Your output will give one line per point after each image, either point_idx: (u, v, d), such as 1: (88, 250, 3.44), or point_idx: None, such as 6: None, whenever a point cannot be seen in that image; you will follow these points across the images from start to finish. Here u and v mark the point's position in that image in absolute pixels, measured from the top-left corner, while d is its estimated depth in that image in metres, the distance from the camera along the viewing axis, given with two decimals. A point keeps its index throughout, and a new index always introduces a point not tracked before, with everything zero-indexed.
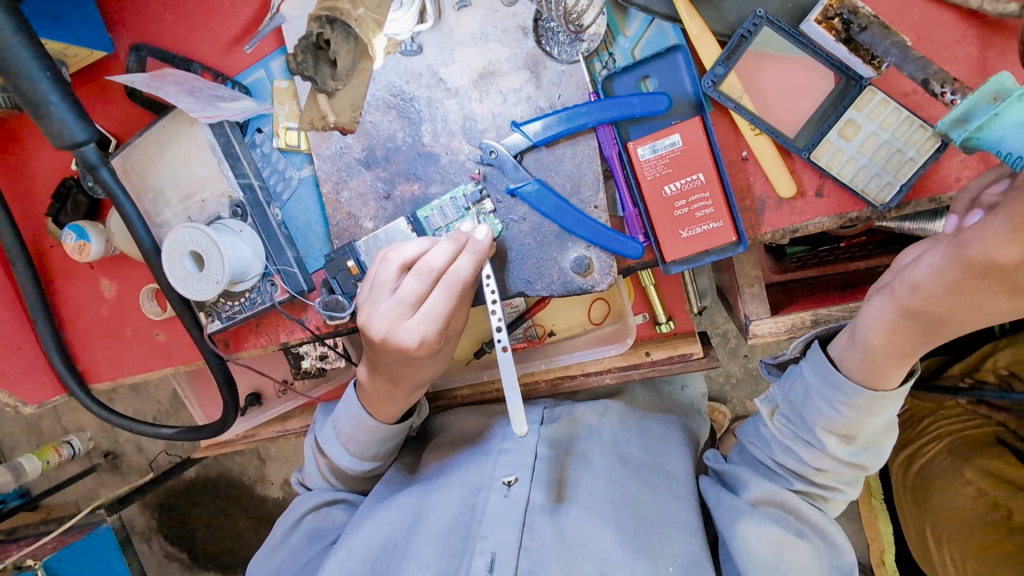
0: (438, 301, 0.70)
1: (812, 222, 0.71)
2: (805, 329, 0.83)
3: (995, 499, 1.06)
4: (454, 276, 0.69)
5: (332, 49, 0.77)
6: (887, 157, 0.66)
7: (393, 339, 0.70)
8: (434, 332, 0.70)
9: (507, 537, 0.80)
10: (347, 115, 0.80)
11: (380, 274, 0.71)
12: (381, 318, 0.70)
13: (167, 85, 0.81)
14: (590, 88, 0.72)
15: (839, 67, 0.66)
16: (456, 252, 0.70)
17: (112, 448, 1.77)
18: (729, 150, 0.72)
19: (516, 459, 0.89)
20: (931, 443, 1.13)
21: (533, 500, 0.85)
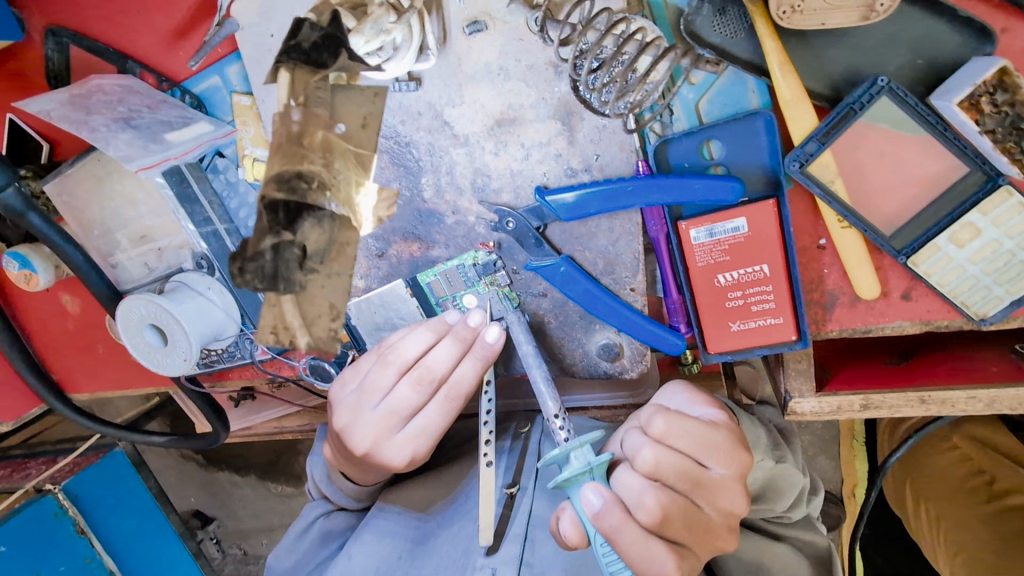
0: (435, 413, 0.61)
1: (890, 325, 0.59)
2: (852, 413, 0.73)
3: (981, 467, 0.97)
4: (457, 386, 0.61)
5: (299, 237, 0.55)
6: (1004, 269, 0.53)
7: (378, 457, 0.62)
8: (427, 448, 0.62)
9: (512, 552, 0.69)
10: (325, 326, 0.56)
11: (368, 375, 0.62)
12: (365, 433, 0.61)
13: (95, 112, 0.64)
14: (638, 153, 0.56)
15: (970, 155, 0.50)
16: (459, 354, 0.61)
17: None
18: (803, 234, 0.59)
19: (510, 466, 0.79)
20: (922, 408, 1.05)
21: (536, 512, 0.74)
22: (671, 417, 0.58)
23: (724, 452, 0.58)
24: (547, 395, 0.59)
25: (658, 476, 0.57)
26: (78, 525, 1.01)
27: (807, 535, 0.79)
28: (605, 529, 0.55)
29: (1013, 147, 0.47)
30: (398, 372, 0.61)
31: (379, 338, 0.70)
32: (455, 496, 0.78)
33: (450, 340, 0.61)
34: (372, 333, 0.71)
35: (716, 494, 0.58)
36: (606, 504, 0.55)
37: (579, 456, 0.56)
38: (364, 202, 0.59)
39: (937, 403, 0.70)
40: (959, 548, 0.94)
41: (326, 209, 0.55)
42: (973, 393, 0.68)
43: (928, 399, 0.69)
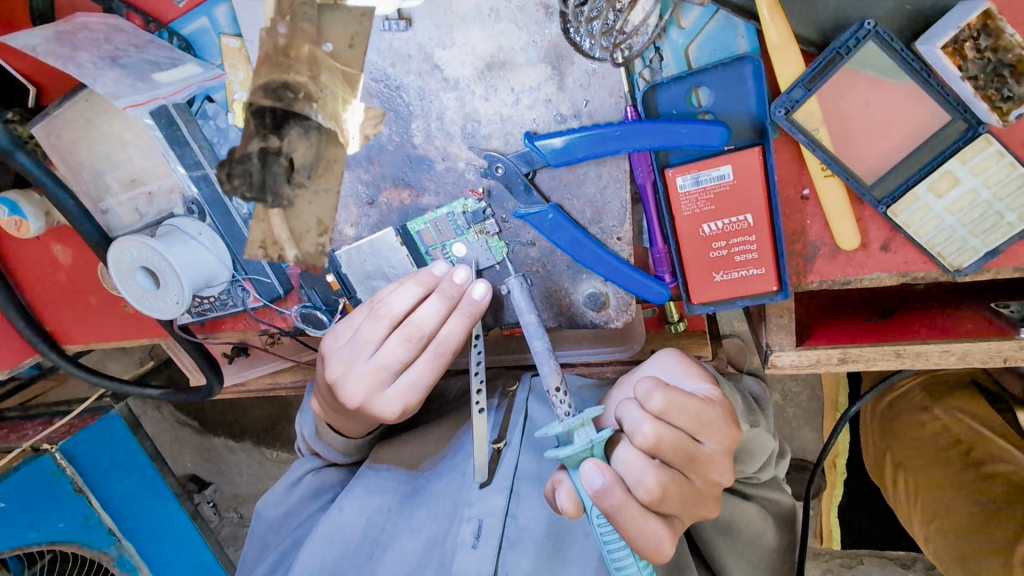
0: (424, 369, 0.63)
1: (869, 277, 0.61)
2: (830, 366, 0.75)
3: (957, 435, 0.98)
4: (445, 342, 0.62)
5: (287, 149, 0.65)
6: (980, 219, 0.54)
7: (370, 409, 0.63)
8: (417, 401, 0.64)
9: (496, 503, 0.71)
10: (310, 242, 0.70)
11: (360, 330, 0.63)
12: (356, 386, 0.62)
13: (82, 49, 0.63)
14: (627, 98, 0.57)
15: (953, 104, 0.51)
16: (447, 310, 0.62)
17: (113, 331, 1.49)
18: (788, 185, 0.59)
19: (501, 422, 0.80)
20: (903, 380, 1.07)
21: (521, 465, 0.76)
22: (671, 392, 0.57)
23: (716, 428, 0.58)
24: (545, 366, 0.60)
25: (656, 452, 0.56)
26: (75, 483, 1.03)
27: (773, 495, 0.82)
28: (608, 507, 0.55)
29: (994, 94, 0.48)
30: (388, 328, 0.63)
31: (370, 287, 0.70)
32: (444, 454, 0.81)
33: (438, 297, 0.62)
34: (364, 282, 0.71)
35: (708, 467, 0.58)
36: (608, 483, 0.54)
37: (582, 433, 0.56)
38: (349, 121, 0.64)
39: (911, 356, 0.72)
40: (934, 515, 0.96)
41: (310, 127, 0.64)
42: (946, 347, 0.70)
43: (903, 352, 0.71)
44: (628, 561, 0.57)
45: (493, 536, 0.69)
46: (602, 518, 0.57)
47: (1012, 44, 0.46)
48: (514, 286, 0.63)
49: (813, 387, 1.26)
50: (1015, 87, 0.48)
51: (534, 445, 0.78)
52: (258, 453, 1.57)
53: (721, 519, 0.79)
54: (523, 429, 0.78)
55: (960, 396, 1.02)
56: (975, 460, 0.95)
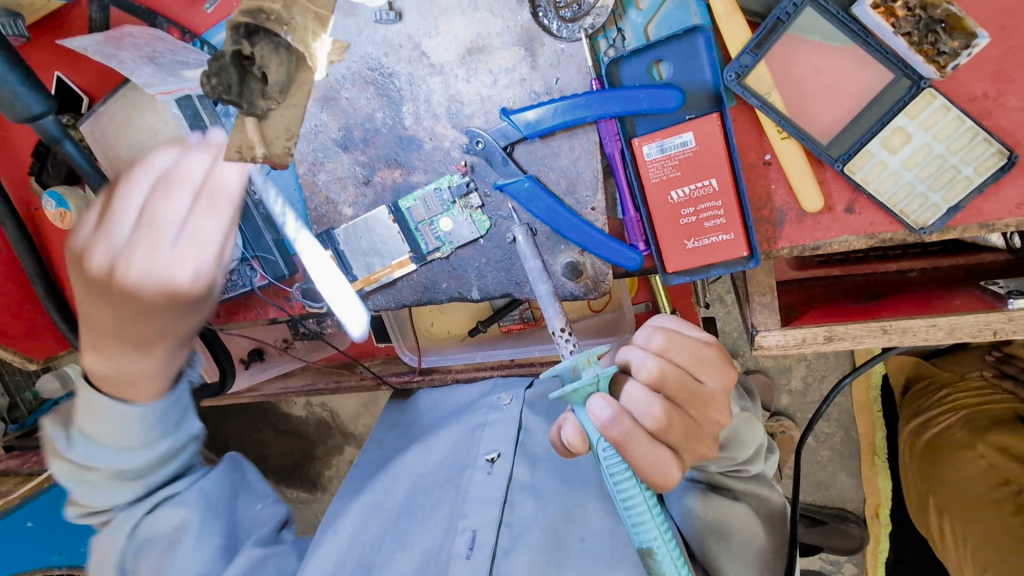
0: (163, 257, 0.46)
1: (837, 240, 0.62)
2: (817, 345, 0.74)
3: (1005, 475, 1.00)
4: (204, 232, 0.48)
5: (257, 63, 0.52)
6: (937, 174, 0.56)
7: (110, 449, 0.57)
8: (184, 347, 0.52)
9: (490, 513, 0.73)
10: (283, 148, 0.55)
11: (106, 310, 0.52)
12: (94, 426, 0.56)
13: (124, 50, 0.74)
14: (593, 73, 0.62)
15: (895, 62, 0.54)
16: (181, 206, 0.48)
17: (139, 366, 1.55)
18: (750, 151, 0.62)
19: (501, 432, 0.81)
20: (942, 416, 1.07)
21: (515, 475, 0.77)
22: (671, 333, 0.59)
23: (715, 367, 0.59)
24: (548, 307, 0.61)
25: (661, 387, 0.57)
26: None
27: (761, 492, 0.80)
28: (614, 437, 0.53)
29: (930, 49, 0.52)
30: (102, 209, 0.47)
31: (366, 262, 0.76)
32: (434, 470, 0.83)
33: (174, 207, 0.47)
34: (359, 258, 0.76)
35: (707, 405, 0.59)
36: (615, 413, 0.53)
37: (587, 368, 0.56)
38: (318, 52, 0.53)
39: (898, 333, 0.71)
40: (981, 561, 0.98)
41: (281, 42, 0.52)
42: (933, 321, 0.69)
43: (889, 327, 0.71)
44: (635, 494, 0.56)
45: (487, 545, 0.70)
46: (608, 452, 0.55)
47: (939, 2, 0.50)
48: (520, 237, 0.68)
49: (847, 429, 1.21)
50: (949, 41, 0.51)
51: (529, 455, 0.79)
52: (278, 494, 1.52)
53: (715, 524, 0.75)
54: (517, 440, 0.80)
55: (1002, 432, 1.02)
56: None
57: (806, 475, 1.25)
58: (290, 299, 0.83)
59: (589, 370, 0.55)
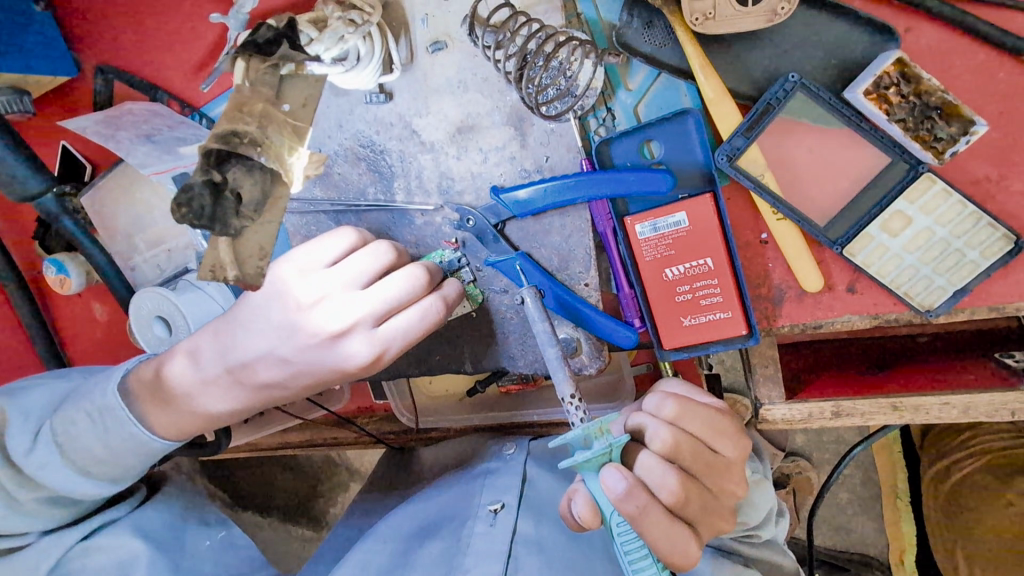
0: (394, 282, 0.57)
1: (839, 320, 0.60)
2: (823, 421, 0.71)
3: None
4: (439, 299, 0.59)
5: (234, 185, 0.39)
6: (940, 257, 0.54)
7: (90, 473, 0.60)
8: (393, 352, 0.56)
9: (493, 569, 0.68)
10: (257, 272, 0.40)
11: (280, 334, 0.56)
12: (71, 438, 0.59)
13: (122, 129, 0.75)
14: (582, 152, 0.61)
15: (891, 146, 0.52)
16: (420, 279, 0.58)
17: None
18: (745, 230, 0.61)
19: (504, 483, 0.77)
20: (962, 463, 0.97)
21: (520, 529, 0.72)
22: (683, 400, 0.56)
23: (731, 436, 0.56)
24: (558, 372, 0.56)
25: (675, 457, 0.53)
26: None
27: (767, 553, 0.76)
28: (630, 512, 0.50)
29: (925, 136, 0.51)
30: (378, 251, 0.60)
31: None
32: (429, 523, 0.79)
33: (422, 277, 0.58)
34: None
35: (723, 476, 0.55)
36: (630, 487, 0.49)
37: (598, 437, 0.52)
38: (297, 167, 0.40)
39: (910, 410, 0.68)
40: None
41: (257, 161, 0.39)
42: (946, 400, 0.66)
43: (899, 404, 0.68)
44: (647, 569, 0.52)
45: None
46: (622, 525, 0.52)
47: (932, 89, 0.48)
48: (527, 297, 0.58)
49: (867, 470, 1.17)
50: (946, 127, 0.50)
51: (534, 509, 0.75)
52: (285, 530, 1.44)
53: None
54: (522, 491, 0.76)
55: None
56: None
57: (825, 516, 1.21)
58: None
59: (601, 442, 0.51)
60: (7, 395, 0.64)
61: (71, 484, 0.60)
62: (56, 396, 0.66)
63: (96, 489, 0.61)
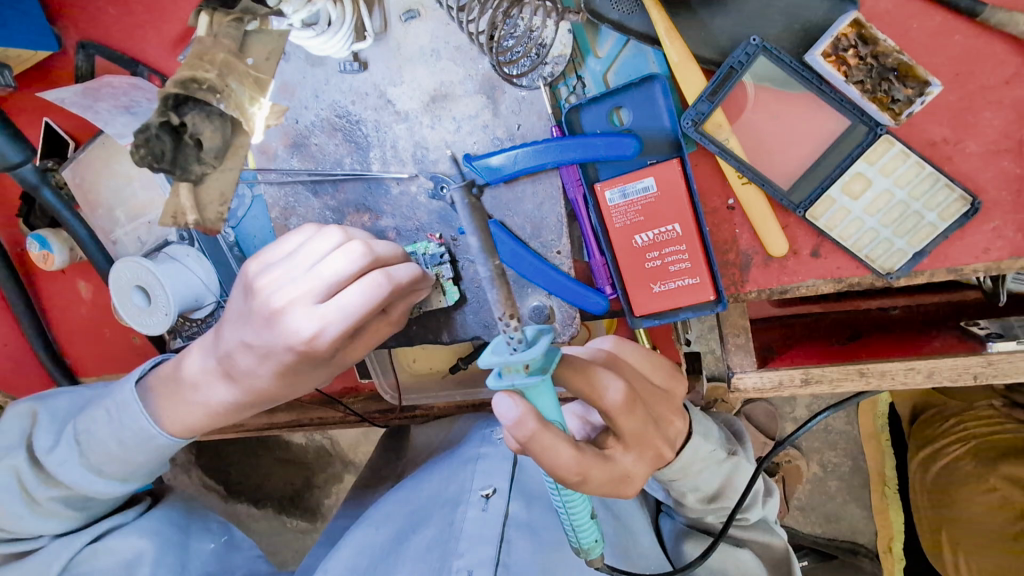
0: (339, 262, 0.56)
1: (805, 284, 0.61)
2: (794, 388, 0.72)
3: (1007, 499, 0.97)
4: (384, 275, 0.56)
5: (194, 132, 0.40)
6: (899, 220, 0.55)
7: (101, 470, 0.63)
8: (336, 328, 0.55)
9: (487, 553, 0.67)
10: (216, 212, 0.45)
11: (244, 320, 0.58)
12: (92, 438, 0.63)
13: (101, 101, 0.75)
14: (553, 120, 0.62)
15: (851, 109, 0.53)
16: (362, 258, 0.57)
17: None
18: (713, 196, 0.62)
19: (492, 467, 0.79)
20: (950, 447, 1.02)
21: (511, 512, 0.74)
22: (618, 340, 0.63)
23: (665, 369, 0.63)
24: (489, 294, 0.46)
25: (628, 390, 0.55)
26: None
27: (761, 535, 0.78)
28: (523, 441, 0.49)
29: (883, 97, 0.52)
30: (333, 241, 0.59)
31: None
32: (418, 504, 0.81)
33: (363, 255, 0.57)
34: None
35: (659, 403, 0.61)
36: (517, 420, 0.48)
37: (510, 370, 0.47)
38: (258, 117, 0.42)
39: (877, 376, 0.69)
40: None
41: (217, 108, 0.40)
42: (911, 364, 0.67)
43: (867, 370, 0.69)
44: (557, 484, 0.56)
45: None
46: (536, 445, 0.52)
47: (888, 51, 0.50)
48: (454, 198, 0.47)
49: (855, 458, 1.19)
50: (903, 89, 0.51)
51: (524, 492, 0.78)
52: (278, 522, 1.44)
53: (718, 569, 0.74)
54: (512, 476, 0.78)
55: (1014, 464, 0.96)
56: None
57: (812, 504, 1.23)
58: None
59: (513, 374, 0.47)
60: (39, 401, 0.69)
61: (84, 481, 0.63)
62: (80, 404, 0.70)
63: (107, 487, 0.64)
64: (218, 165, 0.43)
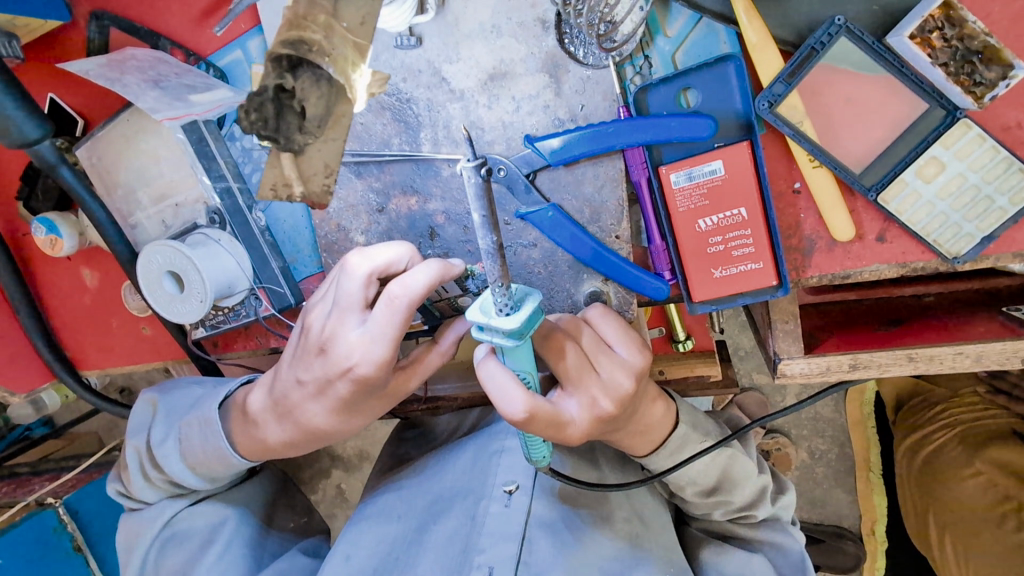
0: (353, 286, 0.55)
1: (868, 269, 0.61)
2: (840, 373, 0.72)
3: (1004, 491, 1.01)
4: (399, 285, 0.51)
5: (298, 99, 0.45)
6: (971, 204, 0.56)
7: (195, 471, 0.70)
8: (378, 351, 0.53)
9: (507, 550, 0.66)
10: (318, 183, 0.51)
11: (298, 358, 0.59)
12: (188, 441, 0.69)
13: (128, 74, 0.70)
14: (620, 101, 0.61)
15: (930, 93, 0.54)
16: (368, 272, 0.55)
17: (127, 384, 1.38)
18: (779, 179, 0.61)
19: (516, 461, 0.73)
20: (937, 434, 1.10)
21: (534, 511, 0.71)
22: (599, 311, 0.63)
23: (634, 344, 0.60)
24: (485, 263, 0.44)
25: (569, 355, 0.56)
26: (75, 541, 1.15)
27: (774, 535, 0.74)
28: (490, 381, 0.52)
29: (966, 80, 0.52)
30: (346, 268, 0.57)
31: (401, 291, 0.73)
32: (441, 494, 0.76)
33: (365, 269, 0.54)
34: None
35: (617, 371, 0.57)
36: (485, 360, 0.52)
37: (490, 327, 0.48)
38: (360, 83, 0.43)
39: (925, 360, 0.70)
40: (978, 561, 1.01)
41: (325, 78, 0.45)
42: (960, 349, 0.68)
43: (915, 355, 0.70)
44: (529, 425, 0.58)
45: None
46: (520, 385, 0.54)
47: (977, 33, 0.50)
48: (464, 174, 0.41)
49: (841, 444, 1.22)
50: (986, 72, 0.51)
51: (549, 492, 0.73)
52: None
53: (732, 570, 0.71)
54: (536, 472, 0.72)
55: (998, 446, 1.04)
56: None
57: (805, 494, 1.26)
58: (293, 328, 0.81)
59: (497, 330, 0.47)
60: (158, 392, 0.77)
61: (182, 476, 0.70)
62: (189, 397, 0.75)
63: (202, 479, 0.71)
64: (319, 136, 0.48)
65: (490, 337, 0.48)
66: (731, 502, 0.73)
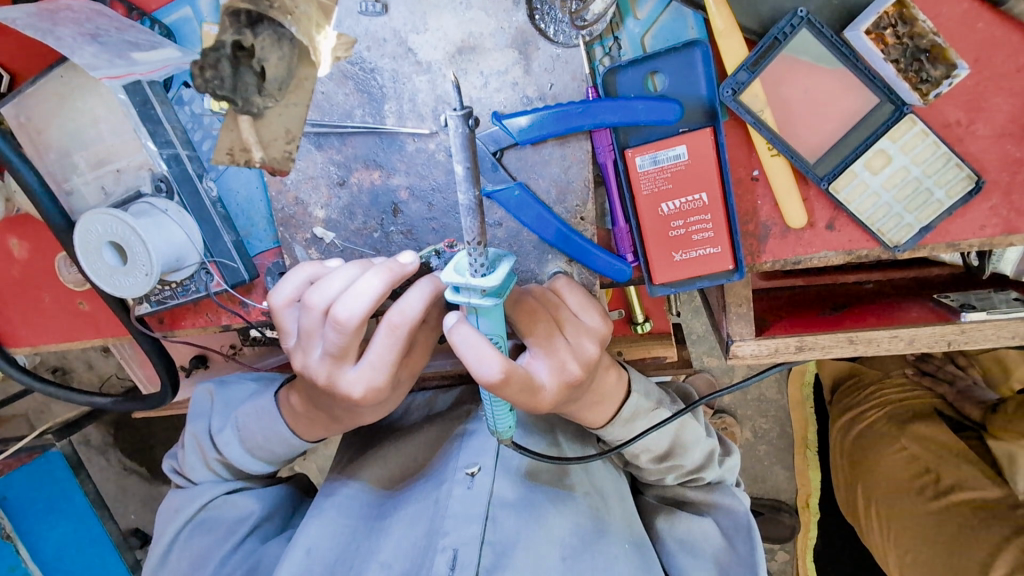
0: (344, 334, 0.52)
1: (817, 256, 0.64)
2: (788, 354, 0.76)
3: (926, 464, 1.07)
4: (399, 314, 0.52)
5: None
6: (912, 196, 0.59)
7: (254, 454, 0.69)
8: (387, 380, 0.55)
9: (472, 531, 0.64)
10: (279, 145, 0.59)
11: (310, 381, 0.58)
12: (248, 428, 0.68)
13: (61, 25, 0.64)
14: (588, 81, 0.61)
15: (881, 88, 0.57)
16: (353, 316, 0.51)
17: (61, 363, 1.30)
18: (739, 166, 0.63)
19: (478, 442, 0.72)
20: (871, 411, 1.19)
21: (496, 491, 0.69)
22: (564, 281, 0.63)
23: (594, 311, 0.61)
24: (465, 219, 0.42)
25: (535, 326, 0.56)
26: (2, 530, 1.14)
27: (720, 497, 0.77)
28: (466, 350, 0.48)
29: (914, 77, 0.55)
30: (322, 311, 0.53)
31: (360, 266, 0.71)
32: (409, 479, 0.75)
33: (353, 315, 0.50)
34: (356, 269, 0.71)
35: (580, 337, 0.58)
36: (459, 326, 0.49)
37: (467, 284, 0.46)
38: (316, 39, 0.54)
39: (864, 343, 0.74)
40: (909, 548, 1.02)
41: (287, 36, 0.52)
42: (894, 332, 0.72)
43: (856, 338, 0.73)
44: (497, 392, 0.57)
45: (470, 566, 0.62)
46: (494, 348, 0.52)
47: (925, 32, 0.53)
48: (450, 124, 0.39)
49: (782, 424, 1.30)
50: (932, 70, 0.55)
51: (511, 471, 0.72)
52: None
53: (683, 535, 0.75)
54: (497, 452, 0.71)
55: (922, 425, 1.12)
56: (943, 489, 1.03)
57: (747, 469, 1.34)
58: (246, 305, 0.78)
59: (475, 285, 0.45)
60: (218, 382, 0.76)
61: (242, 459, 0.69)
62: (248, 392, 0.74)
63: (258, 465, 0.70)
64: None
65: (470, 295, 0.46)
66: (682, 468, 0.75)
